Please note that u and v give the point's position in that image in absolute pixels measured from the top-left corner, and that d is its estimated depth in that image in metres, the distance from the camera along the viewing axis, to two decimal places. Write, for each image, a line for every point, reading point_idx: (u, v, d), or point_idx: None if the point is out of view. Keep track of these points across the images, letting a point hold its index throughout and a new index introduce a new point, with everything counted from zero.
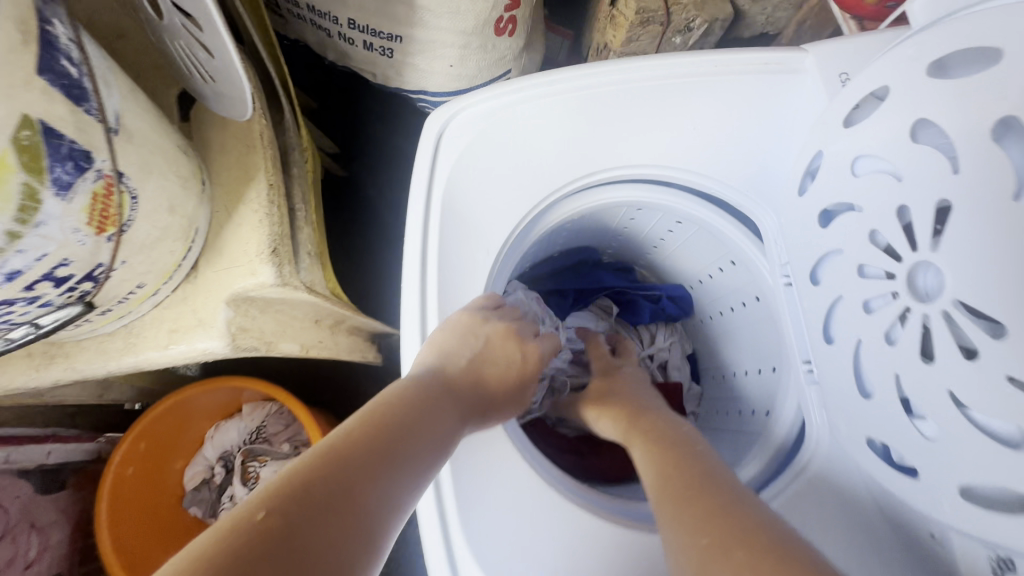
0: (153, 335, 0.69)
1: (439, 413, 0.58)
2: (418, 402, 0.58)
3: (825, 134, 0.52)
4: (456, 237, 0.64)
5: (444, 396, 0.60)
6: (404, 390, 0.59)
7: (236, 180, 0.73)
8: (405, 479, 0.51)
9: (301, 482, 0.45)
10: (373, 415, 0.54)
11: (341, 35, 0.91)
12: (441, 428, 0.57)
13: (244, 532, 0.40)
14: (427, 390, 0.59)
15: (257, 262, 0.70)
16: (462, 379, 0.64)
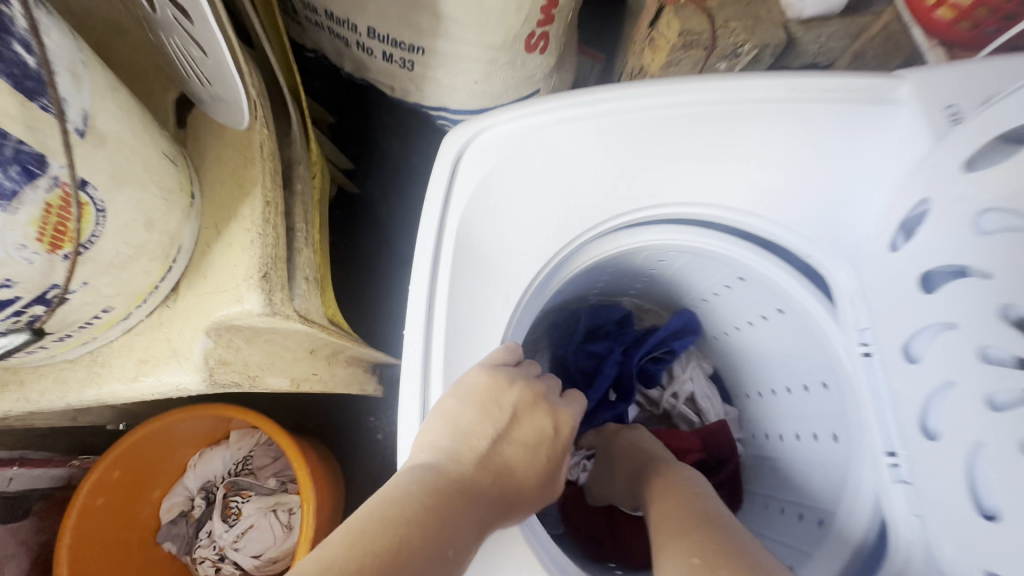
0: (121, 365, 0.61)
1: (461, 527, 0.47)
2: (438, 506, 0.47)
3: (935, 180, 0.46)
4: (472, 277, 0.56)
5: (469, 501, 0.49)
6: (423, 484, 0.49)
7: (229, 195, 0.65)
8: None
9: None
10: (386, 516, 0.45)
11: (360, 45, 0.85)
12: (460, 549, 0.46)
13: None
14: (449, 490, 0.49)
15: (245, 289, 0.61)
16: (487, 474, 0.52)
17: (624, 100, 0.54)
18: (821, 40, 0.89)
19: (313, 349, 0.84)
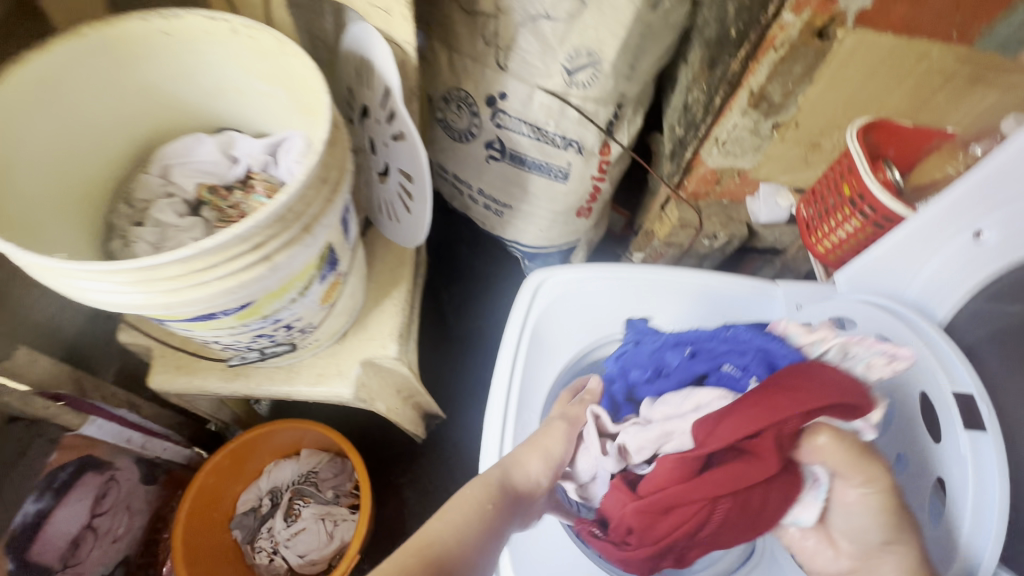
0: (305, 374, 0.98)
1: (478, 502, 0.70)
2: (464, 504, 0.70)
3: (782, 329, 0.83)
4: (533, 361, 0.91)
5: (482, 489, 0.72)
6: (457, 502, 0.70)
7: (386, 282, 1.06)
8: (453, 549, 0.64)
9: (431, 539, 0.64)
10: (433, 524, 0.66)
11: (471, 196, 1.33)
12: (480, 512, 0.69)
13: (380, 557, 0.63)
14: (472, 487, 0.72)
15: (389, 341, 1.01)
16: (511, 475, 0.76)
17: (645, 276, 0.92)
18: (777, 234, 1.33)
19: (399, 389, 1.21)
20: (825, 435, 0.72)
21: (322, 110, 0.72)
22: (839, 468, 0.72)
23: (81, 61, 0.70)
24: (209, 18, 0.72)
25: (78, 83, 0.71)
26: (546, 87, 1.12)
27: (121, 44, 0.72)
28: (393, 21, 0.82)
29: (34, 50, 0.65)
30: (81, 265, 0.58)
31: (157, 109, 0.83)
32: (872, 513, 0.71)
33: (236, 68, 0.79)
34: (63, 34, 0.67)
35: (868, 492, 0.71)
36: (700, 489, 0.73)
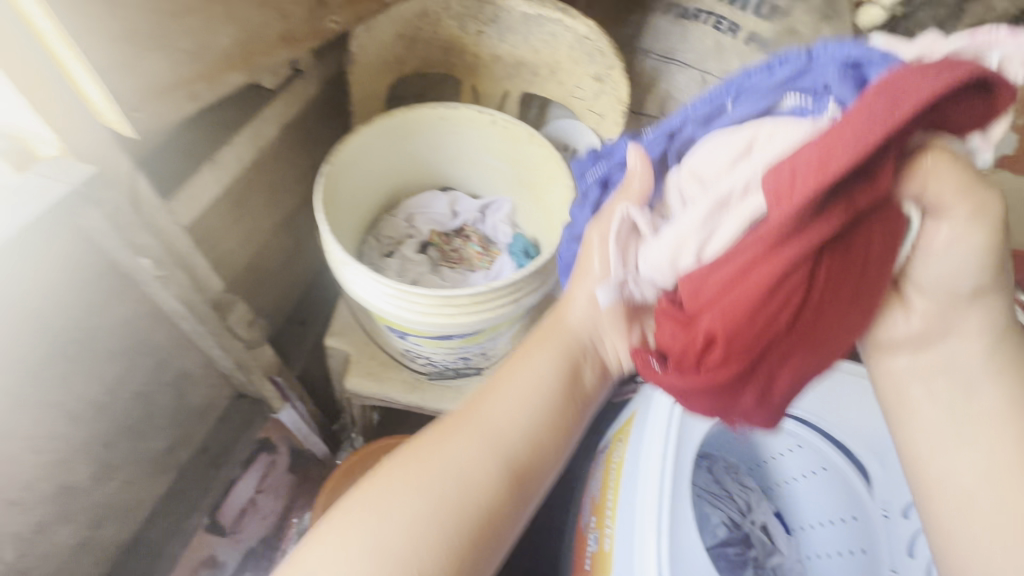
0: (470, 396, 1.13)
1: (527, 431, 0.58)
2: (514, 405, 0.59)
3: None
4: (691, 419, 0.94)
5: (551, 406, 0.60)
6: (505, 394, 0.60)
7: None
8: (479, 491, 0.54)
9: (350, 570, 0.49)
10: (494, 415, 0.59)
11: None
12: (527, 446, 0.58)
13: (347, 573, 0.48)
14: (523, 389, 0.60)
15: None
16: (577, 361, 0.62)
17: None
18: None
19: None
20: (933, 156, 0.46)
21: (561, 193, 0.92)
22: (944, 201, 0.47)
23: (385, 136, 0.93)
24: (479, 113, 0.94)
25: (378, 151, 0.94)
26: None
27: (412, 125, 0.94)
28: (604, 123, 1.02)
29: (363, 127, 0.88)
30: (391, 283, 0.77)
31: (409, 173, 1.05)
32: (968, 349, 0.54)
33: (480, 149, 1.01)
34: (382, 117, 0.90)
35: (963, 234, 0.48)
36: (771, 295, 0.47)
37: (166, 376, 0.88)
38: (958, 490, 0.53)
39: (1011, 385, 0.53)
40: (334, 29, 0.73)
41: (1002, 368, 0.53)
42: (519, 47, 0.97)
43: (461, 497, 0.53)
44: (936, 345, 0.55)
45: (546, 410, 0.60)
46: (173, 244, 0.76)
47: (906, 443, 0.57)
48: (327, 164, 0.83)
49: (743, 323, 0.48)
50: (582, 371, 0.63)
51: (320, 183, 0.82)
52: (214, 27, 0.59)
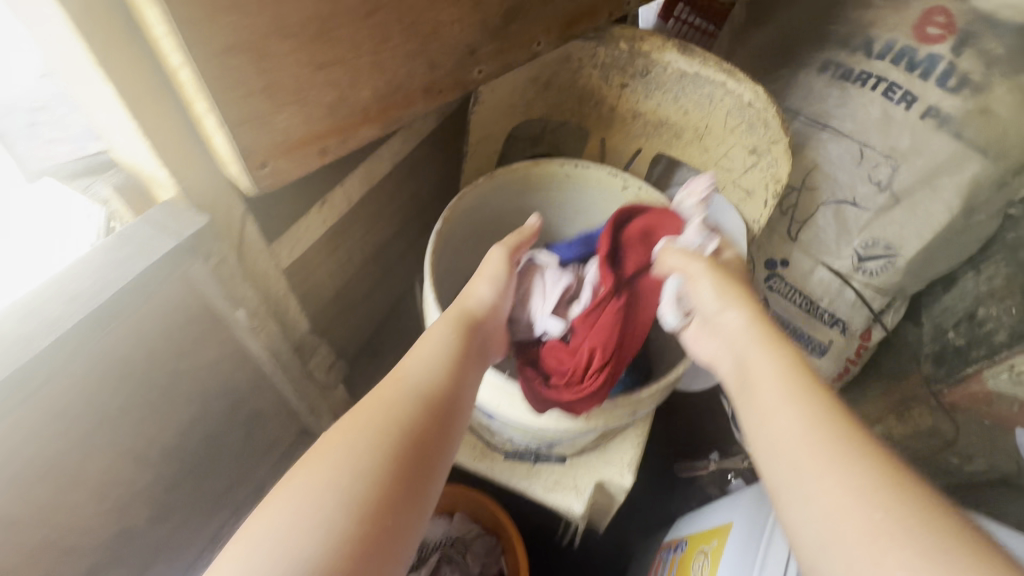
0: (544, 477, 0.99)
1: (444, 373, 0.58)
2: (427, 367, 0.58)
3: None
4: None
5: (452, 352, 0.60)
6: (415, 360, 0.59)
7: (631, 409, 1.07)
8: (423, 458, 0.52)
9: (283, 525, 0.45)
10: (416, 376, 0.57)
11: None
12: (450, 379, 0.58)
13: (303, 510, 0.46)
14: (433, 342, 0.61)
15: (625, 470, 1.00)
16: (470, 309, 0.65)
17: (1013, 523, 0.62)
18: None
19: (597, 512, 1.17)
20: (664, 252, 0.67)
21: None
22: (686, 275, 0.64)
23: (500, 191, 0.82)
24: (609, 174, 0.81)
25: (493, 206, 0.84)
26: (833, 266, 1.13)
27: (534, 182, 0.84)
28: (750, 201, 0.88)
29: (479, 183, 0.78)
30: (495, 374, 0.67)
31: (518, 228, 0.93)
32: (766, 381, 0.52)
33: (602, 211, 0.88)
34: (499, 172, 0.79)
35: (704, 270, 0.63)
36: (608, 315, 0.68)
37: (239, 416, 0.82)
38: (865, 558, 0.39)
39: (777, 362, 0.52)
40: (479, 80, 0.64)
41: (771, 347, 0.54)
42: (666, 106, 0.85)
43: (381, 437, 0.51)
44: (718, 328, 0.60)
45: (456, 346, 0.61)
46: (268, 288, 0.70)
47: (800, 516, 0.44)
48: (440, 225, 0.73)
49: (606, 336, 0.67)
50: (488, 323, 0.67)
51: (432, 242, 0.73)
52: (361, 80, 0.51)
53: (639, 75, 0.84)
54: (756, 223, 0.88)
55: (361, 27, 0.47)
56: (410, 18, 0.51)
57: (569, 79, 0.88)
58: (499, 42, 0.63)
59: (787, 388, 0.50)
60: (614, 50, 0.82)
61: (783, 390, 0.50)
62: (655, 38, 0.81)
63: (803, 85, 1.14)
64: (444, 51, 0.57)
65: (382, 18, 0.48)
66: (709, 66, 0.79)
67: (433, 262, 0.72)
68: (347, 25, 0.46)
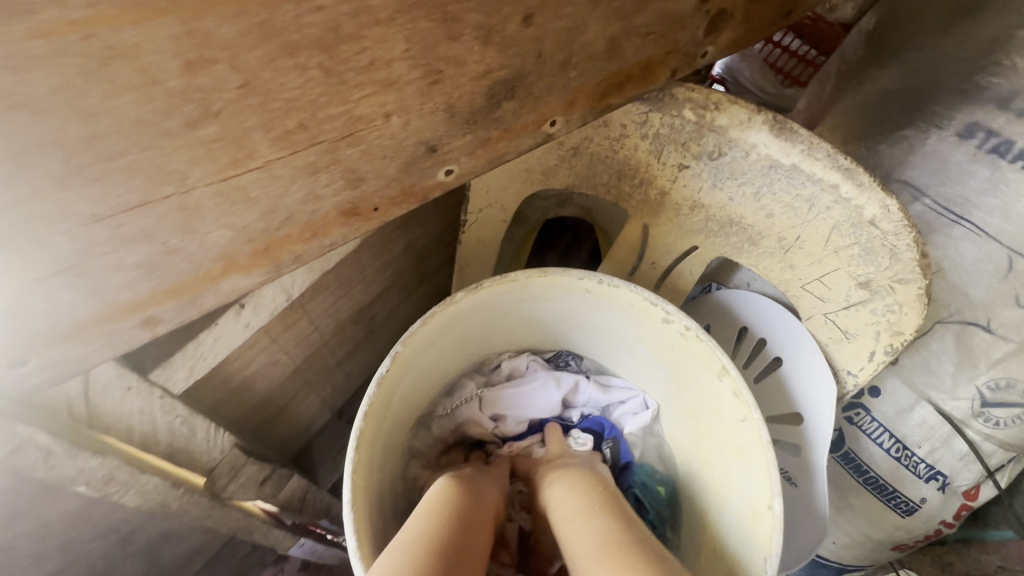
0: None
1: (439, 547, 0.43)
2: (412, 549, 0.42)
3: None
4: None
5: (441, 522, 0.46)
6: (399, 544, 0.43)
7: None
8: None
9: None
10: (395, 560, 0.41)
11: None
12: (445, 549, 0.43)
13: None
14: (417, 518, 0.47)
15: None
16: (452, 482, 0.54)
17: None
18: None
19: None
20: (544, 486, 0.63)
21: (757, 516, 0.50)
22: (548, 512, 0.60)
23: (486, 305, 0.59)
24: (645, 301, 0.55)
25: (478, 318, 0.60)
26: (941, 406, 0.82)
27: (538, 290, 0.59)
28: (847, 345, 0.61)
29: (451, 302, 0.55)
30: None
31: (516, 338, 0.69)
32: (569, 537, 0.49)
33: (632, 336, 0.63)
34: (485, 284, 0.56)
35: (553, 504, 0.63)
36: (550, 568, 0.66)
37: (134, 547, 0.65)
38: None
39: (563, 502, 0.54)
40: (450, 183, 0.41)
41: (570, 489, 0.55)
42: (741, 202, 0.59)
43: None
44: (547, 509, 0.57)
45: (445, 516, 0.47)
46: (148, 424, 0.52)
47: None
48: (382, 371, 0.51)
49: None
50: (474, 486, 0.55)
51: (373, 386, 0.51)
52: (206, 218, 0.31)
53: (706, 156, 0.58)
54: (852, 375, 0.61)
55: (176, 143, 0.28)
56: (292, 119, 0.30)
57: (605, 147, 0.62)
58: (482, 131, 0.40)
59: (598, 528, 0.48)
60: (675, 118, 0.57)
61: (592, 529, 0.48)
62: (736, 106, 0.55)
63: (929, 153, 0.77)
64: (375, 158, 0.35)
65: (227, 127, 0.29)
66: (818, 158, 0.53)
67: (363, 428, 0.49)
68: (142, 145, 0.27)
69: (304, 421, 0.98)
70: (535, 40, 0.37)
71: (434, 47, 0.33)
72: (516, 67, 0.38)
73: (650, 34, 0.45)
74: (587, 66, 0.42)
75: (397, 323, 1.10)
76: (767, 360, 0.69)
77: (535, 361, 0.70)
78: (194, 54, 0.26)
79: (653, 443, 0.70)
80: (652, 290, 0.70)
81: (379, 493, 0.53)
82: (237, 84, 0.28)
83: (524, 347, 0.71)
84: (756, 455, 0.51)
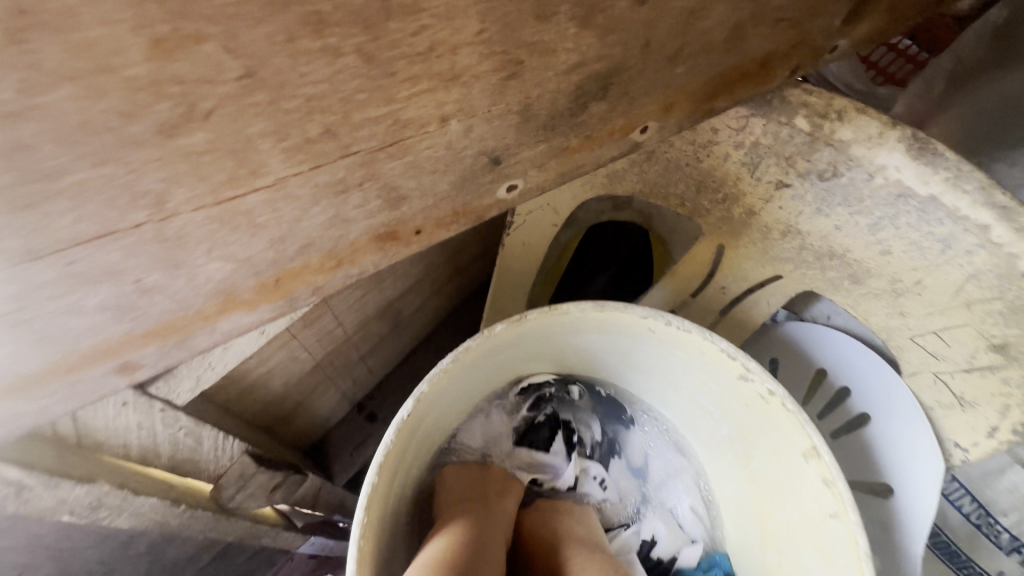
0: None
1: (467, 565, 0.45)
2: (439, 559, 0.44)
3: None
4: None
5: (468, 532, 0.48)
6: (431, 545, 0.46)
7: None
8: None
9: None
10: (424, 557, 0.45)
11: None
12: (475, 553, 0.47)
13: None
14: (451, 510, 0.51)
15: None
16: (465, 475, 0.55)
17: None
18: None
19: None
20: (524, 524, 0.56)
21: None
22: None
23: (533, 334, 0.50)
24: (720, 350, 0.47)
25: (522, 346, 0.52)
26: None
27: (592, 323, 0.51)
28: (960, 414, 0.51)
29: (492, 331, 0.46)
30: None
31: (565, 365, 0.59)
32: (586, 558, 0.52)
33: (697, 383, 0.54)
34: (531, 314, 0.47)
35: None
36: None
37: (135, 549, 0.60)
38: None
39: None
40: (511, 200, 0.34)
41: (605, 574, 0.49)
42: (851, 233, 0.49)
43: None
44: None
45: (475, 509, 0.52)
46: (145, 439, 0.46)
47: None
48: (403, 412, 0.44)
49: None
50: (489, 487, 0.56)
51: (392, 429, 0.44)
52: (193, 251, 0.26)
53: (817, 175, 0.48)
54: (961, 449, 0.51)
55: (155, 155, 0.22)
56: (314, 125, 0.24)
57: (688, 153, 0.52)
58: (560, 137, 0.32)
59: None
60: (784, 127, 0.47)
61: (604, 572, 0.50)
62: (865, 117, 0.44)
63: None
64: (423, 173, 0.29)
65: (220, 133, 0.22)
66: (966, 192, 0.42)
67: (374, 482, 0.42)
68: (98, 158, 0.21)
69: (323, 414, 0.93)
70: (647, 24, 0.28)
71: (518, 29, 0.25)
72: (616, 56, 0.29)
73: (782, 21, 0.35)
74: (702, 58, 0.33)
75: (426, 316, 1.03)
76: (849, 413, 0.59)
77: (586, 393, 0.61)
78: (165, 29, 0.19)
79: (669, 530, 0.59)
80: (716, 318, 0.61)
81: (390, 540, 0.47)
82: (236, 73, 0.21)
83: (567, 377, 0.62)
84: (845, 556, 0.43)
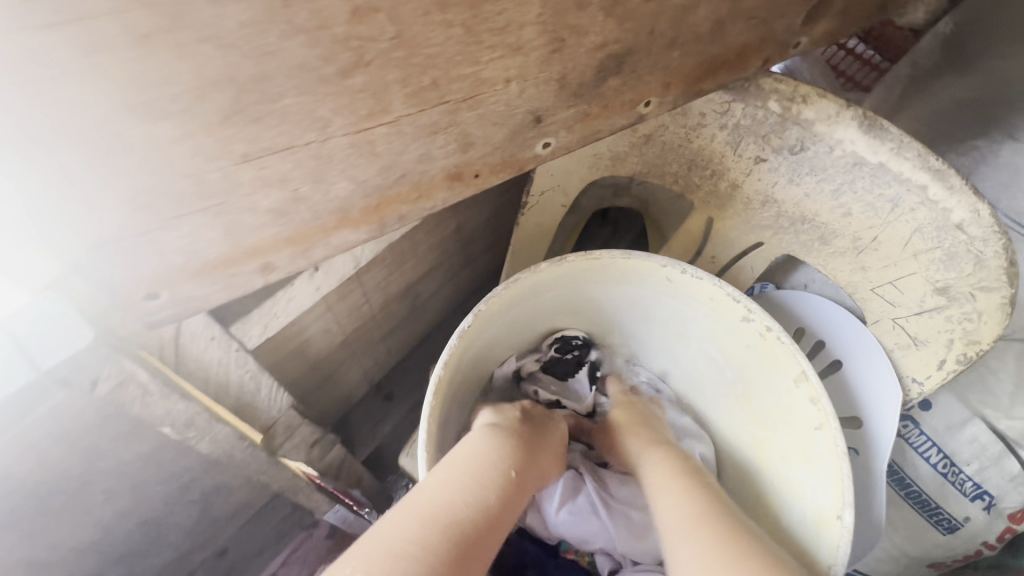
0: None
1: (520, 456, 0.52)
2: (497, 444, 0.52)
3: None
4: None
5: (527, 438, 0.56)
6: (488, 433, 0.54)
7: None
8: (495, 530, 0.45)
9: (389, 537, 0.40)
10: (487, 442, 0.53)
11: None
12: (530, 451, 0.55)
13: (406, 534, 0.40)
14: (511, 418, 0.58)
15: None
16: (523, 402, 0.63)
17: None
18: None
19: None
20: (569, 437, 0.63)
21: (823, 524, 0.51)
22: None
23: (565, 280, 0.59)
24: (726, 294, 0.55)
25: (553, 293, 0.61)
26: (993, 424, 0.74)
27: (615, 273, 0.59)
28: (914, 352, 0.60)
29: (536, 270, 0.55)
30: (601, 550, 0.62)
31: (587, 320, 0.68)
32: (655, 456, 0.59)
33: (705, 331, 0.62)
34: (569, 258, 0.56)
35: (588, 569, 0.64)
36: None
37: (191, 495, 0.67)
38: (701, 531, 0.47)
39: (698, 500, 0.51)
40: (545, 157, 0.44)
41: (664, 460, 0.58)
42: (818, 199, 0.58)
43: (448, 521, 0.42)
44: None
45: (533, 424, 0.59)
46: (223, 376, 0.52)
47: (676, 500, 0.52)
48: (463, 326, 0.52)
49: None
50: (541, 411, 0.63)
51: (453, 341, 0.52)
52: (333, 168, 0.35)
53: (788, 150, 0.57)
54: (917, 383, 0.60)
55: (327, 87, 0.31)
56: (427, 76, 0.33)
57: (680, 135, 0.61)
58: (584, 105, 0.42)
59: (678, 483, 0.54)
60: (760, 110, 0.56)
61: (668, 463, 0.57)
62: (825, 101, 0.54)
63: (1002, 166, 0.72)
64: (489, 124, 0.39)
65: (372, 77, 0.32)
66: (908, 158, 0.52)
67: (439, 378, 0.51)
68: (296, 88, 0.30)
69: (346, 391, 1.00)
70: (652, 17, 0.39)
71: (565, 15, 0.35)
72: (629, 41, 0.39)
73: (753, 19, 0.45)
74: (691, 46, 0.43)
75: (439, 302, 1.11)
76: (823, 362, 0.68)
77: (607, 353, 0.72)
78: None
79: None
80: None
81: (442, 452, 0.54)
82: (389, 36, 0.31)
83: (586, 332, 0.70)
84: (827, 463, 0.51)
